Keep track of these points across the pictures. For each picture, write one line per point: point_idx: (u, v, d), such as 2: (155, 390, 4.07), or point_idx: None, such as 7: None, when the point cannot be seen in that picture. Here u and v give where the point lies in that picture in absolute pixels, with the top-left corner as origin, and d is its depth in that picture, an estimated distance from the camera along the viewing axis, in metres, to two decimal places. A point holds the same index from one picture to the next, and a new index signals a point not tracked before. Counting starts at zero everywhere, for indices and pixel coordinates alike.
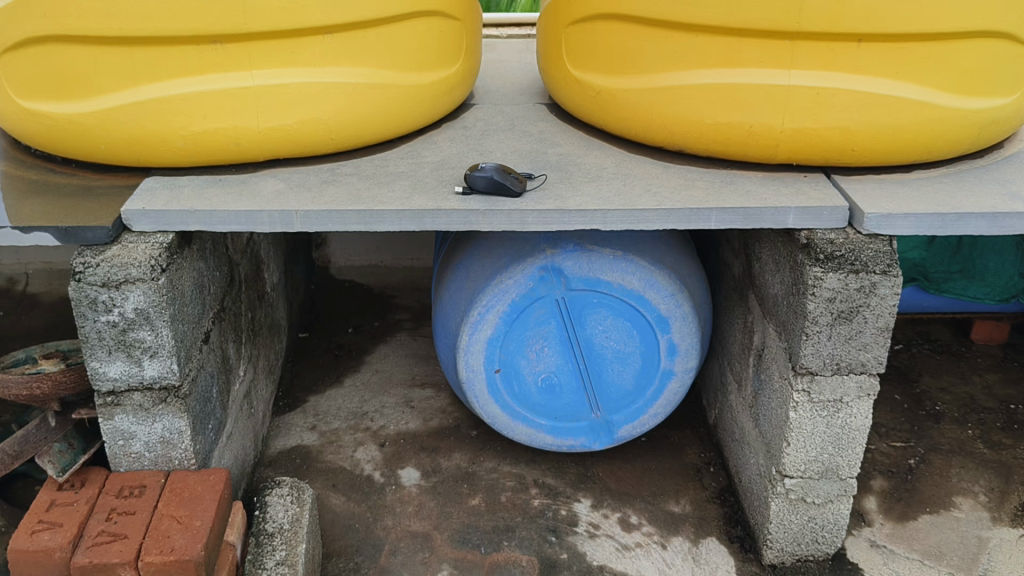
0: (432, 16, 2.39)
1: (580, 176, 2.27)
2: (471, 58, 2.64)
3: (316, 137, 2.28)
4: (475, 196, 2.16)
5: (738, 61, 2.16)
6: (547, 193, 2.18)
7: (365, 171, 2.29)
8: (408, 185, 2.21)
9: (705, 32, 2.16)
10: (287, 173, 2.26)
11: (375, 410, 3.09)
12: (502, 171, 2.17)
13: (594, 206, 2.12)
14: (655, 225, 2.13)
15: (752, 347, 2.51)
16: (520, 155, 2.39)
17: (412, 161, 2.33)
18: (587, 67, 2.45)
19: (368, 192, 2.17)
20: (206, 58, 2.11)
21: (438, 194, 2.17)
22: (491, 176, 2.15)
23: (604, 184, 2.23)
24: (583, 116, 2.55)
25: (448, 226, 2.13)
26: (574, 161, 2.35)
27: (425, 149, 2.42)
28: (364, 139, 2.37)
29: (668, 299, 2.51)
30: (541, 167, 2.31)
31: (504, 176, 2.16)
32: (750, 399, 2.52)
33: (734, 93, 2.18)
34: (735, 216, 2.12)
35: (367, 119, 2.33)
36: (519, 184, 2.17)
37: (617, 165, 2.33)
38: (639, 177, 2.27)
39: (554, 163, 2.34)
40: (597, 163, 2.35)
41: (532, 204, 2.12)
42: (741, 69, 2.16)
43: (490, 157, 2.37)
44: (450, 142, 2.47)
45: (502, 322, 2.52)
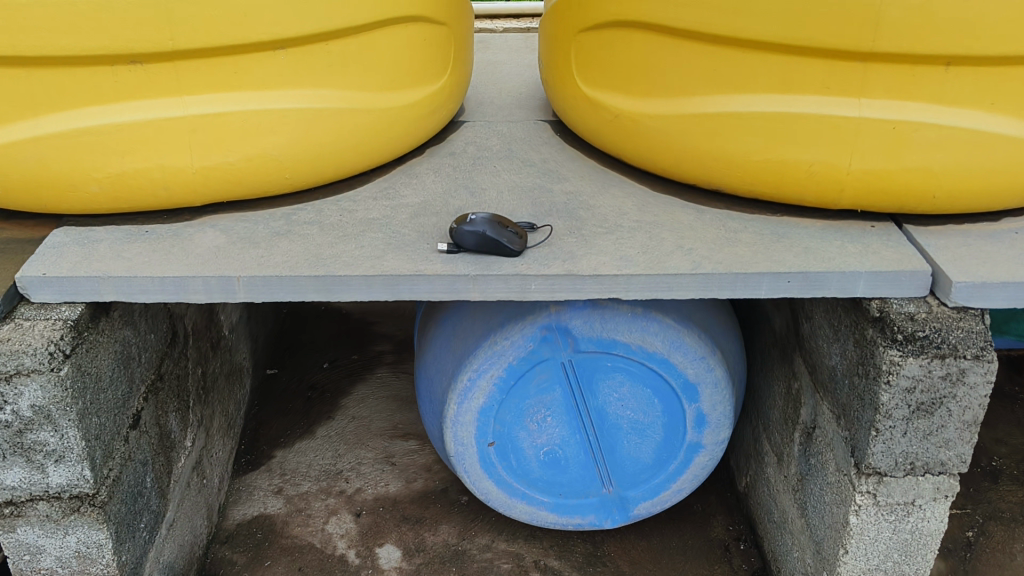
0: (412, 22, 1.94)
1: (594, 226, 1.84)
2: (462, 67, 2.20)
3: (268, 176, 1.84)
4: (463, 256, 1.73)
5: (795, 85, 1.72)
6: (555, 251, 1.75)
7: (328, 220, 1.85)
8: (381, 241, 1.78)
9: (754, 49, 1.72)
10: (231, 224, 1.83)
11: (350, 468, 2.67)
12: (500, 224, 1.74)
13: (614, 270, 1.69)
14: (691, 293, 1.70)
15: (797, 421, 2.12)
16: (519, 195, 1.96)
17: (386, 205, 1.90)
18: (603, 84, 2.01)
19: (331, 251, 1.74)
20: (123, 82, 1.66)
21: (418, 253, 1.74)
22: (484, 231, 1.72)
23: (625, 238, 1.80)
24: (596, 141, 2.11)
25: (430, 294, 1.69)
26: (586, 205, 1.92)
27: (403, 186, 1.98)
28: (328, 175, 1.93)
29: (698, 362, 2.10)
30: (545, 214, 1.88)
31: (502, 230, 1.73)
32: (794, 482, 2.12)
33: (788, 125, 1.75)
34: (792, 281, 1.69)
35: (331, 152, 1.89)
36: (519, 241, 1.73)
37: (639, 210, 1.90)
38: (667, 227, 1.84)
39: (561, 208, 1.91)
40: (614, 206, 1.91)
41: (537, 268, 1.69)
42: (797, 97, 1.73)
43: (483, 198, 1.94)
44: (434, 176, 2.03)
45: (497, 390, 2.12)
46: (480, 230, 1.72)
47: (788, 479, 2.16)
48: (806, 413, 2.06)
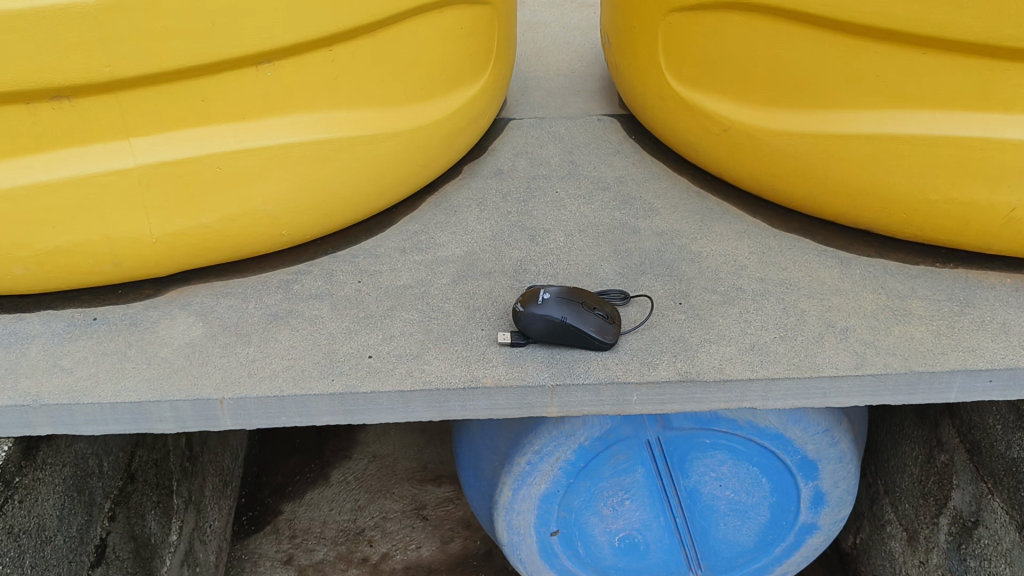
0: (447, 10, 1.41)
1: (704, 292, 1.35)
2: (504, 54, 1.68)
3: (258, 235, 1.35)
4: (533, 352, 1.25)
5: (1001, 100, 1.20)
6: (659, 340, 1.27)
7: (343, 290, 1.36)
8: (416, 327, 1.29)
9: (940, 51, 1.19)
10: (211, 304, 1.34)
11: (373, 526, 2.24)
12: (585, 305, 1.25)
13: (746, 371, 1.21)
14: (850, 398, 1.23)
15: (947, 503, 1.69)
16: (595, 238, 1.46)
17: (421, 264, 1.41)
18: (701, 84, 1.48)
19: (348, 349, 1.25)
20: (45, 125, 1.16)
21: (470, 348, 1.25)
22: (565, 316, 1.23)
23: (751, 311, 1.31)
24: (688, 154, 1.61)
25: (490, 410, 1.22)
26: (687, 254, 1.43)
27: (439, 229, 1.49)
28: (341, 222, 1.44)
29: (820, 437, 1.63)
30: (635, 273, 1.39)
31: (590, 316, 1.24)
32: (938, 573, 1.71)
33: (985, 156, 1.24)
34: (993, 379, 1.22)
35: (340, 195, 1.39)
36: (613, 328, 1.25)
37: (760, 263, 1.41)
38: (804, 290, 1.35)
39: (655, 260, 1.42)
40: (725, 256, 1.42)
41: (638, 371, 1.21)
42: (1001, 117, 1.22)
43: (548, 247, 1.45)
44: (478, 210, 1.53)
45: (563, 475, 1.66)
46: (559, 315, 1.23)
47: (928, 565, 1.74)
48: (962, 493, 1.63)
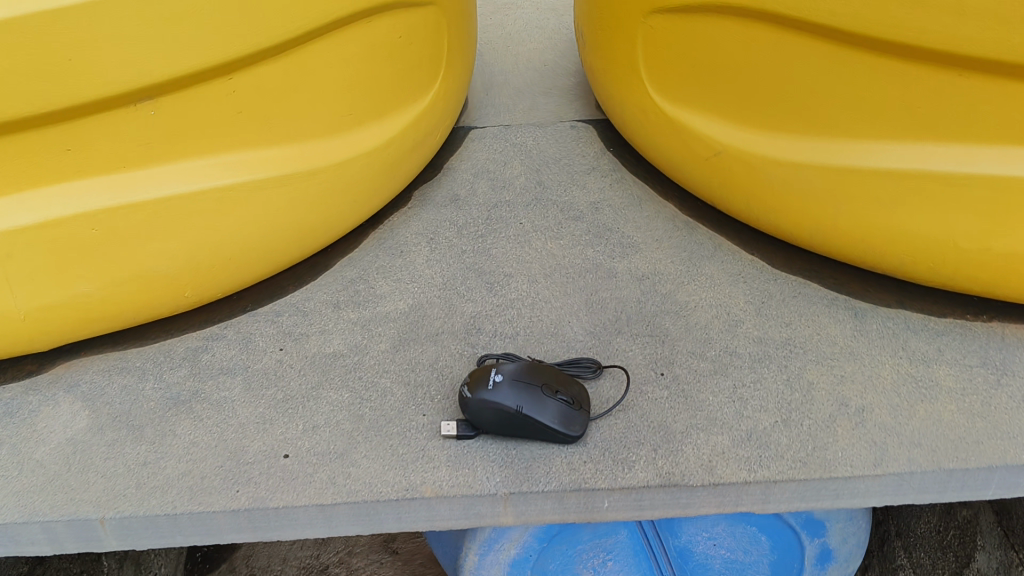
0: (380, 19, 1.16)
1: (691, 359, 1.13)
2: (460, 57, 1.44)
3: (157, 300, 1.13)
4: (484, 448, 1.03)
5: None
6: (636, 428, 1.05)
7: (261, 362, 1.15)
8: (345, 413, 1.08)
9: (982, 77, 0.95)
10: (103, 385, 1.13)
11: (337, 563, 2.04)
12: (545, 389, 1.03)
13: (740, 471, 1.00)
14: (865, 500, 1.02)
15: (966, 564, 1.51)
16: (563, 286, 1.24)
17: (355, 324, 1.19)
18: (690, 99, 1.25)
19: (260, 447, 1.04)
20: None
21: (407, 443, 1.04)
22: (522, 406, 1.01)
23: (747, 385, 1.10)
24: (675, 175, 1.38)
25: (431, 522, 1.01)
26: (673, 306, 1.21)
27: (381, 275, 1.26)
28: (261, 273, 1.22)
29: None
30: (610, 333, 1.17)
31: (552, 402, 1.02)
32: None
33: None
34: None
35: (254, 246, 1.16)
36: (580, 416, 1.03)
37: (759, 317, 1.19)
38: (810, 356, 1.13)
39: (634, 313, 1.19)
40: (717, 309, 1.20)
41: (611, 474, 1.00)
42: None
43: (507, 296, 1.22)
44: (427, 250, 1.30)
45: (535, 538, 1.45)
46: (515, 405, 1.01)
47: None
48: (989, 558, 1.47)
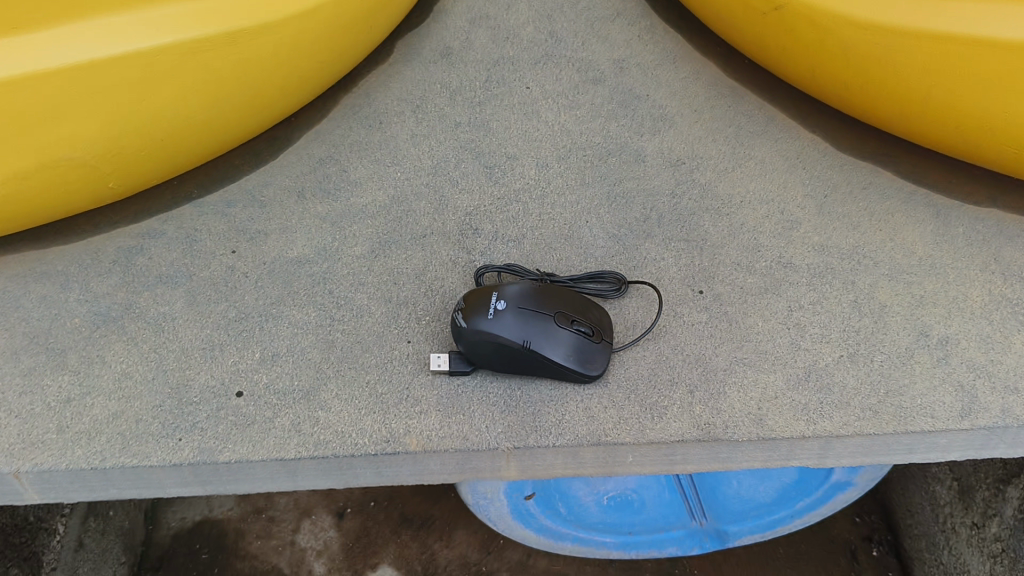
0: None
1: (736, 272, 0.93)
2: None
3: (74, 191, 0.90)
4: (482, 387, 0.85)
5: None
6: (667, 363, 0.86)
7: (211, 268, 0.94)
8: (312, 339, 0.88)
9: None
10: (16, 296, 0.92)
11: None
12: (557, 318, 0.83)
13: (796, 424, 0.82)
14: (943, 454, 0.85)
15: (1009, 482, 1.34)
16: (579, 174, 1.01)
17: (326, 221, 0.97)
18: None
19: (207, 382, 0.85)
20: None
21: (388, 380, 0.85)
22: (530, 340, 0.81)
23: (805, 308, 0.90)
24: (718, 26, 1.12)
25: (418, 477, 0.83)
26: (713, 202, 0.99)
27: (357, 155, 1.04)
28: (206, 152, 0.98)
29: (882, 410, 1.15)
30: (636, 236, 0.96)
31: (566, 334, 0.82)
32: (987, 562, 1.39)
33: None
34: None
35: (196, 123, 0.93)
36: (599, 349, 0.84)
37: (819, 217, 0.97)
38: (881, 270, 0.93)
39: (665, 211, 0.98)
40: (767, 205, 0.98)
41: (637, 425, 0.82)
42: None
43: (511, 186, 1.00)
44: (414, 123, 1.07)
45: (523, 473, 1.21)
46: (520, 338, 0.81)
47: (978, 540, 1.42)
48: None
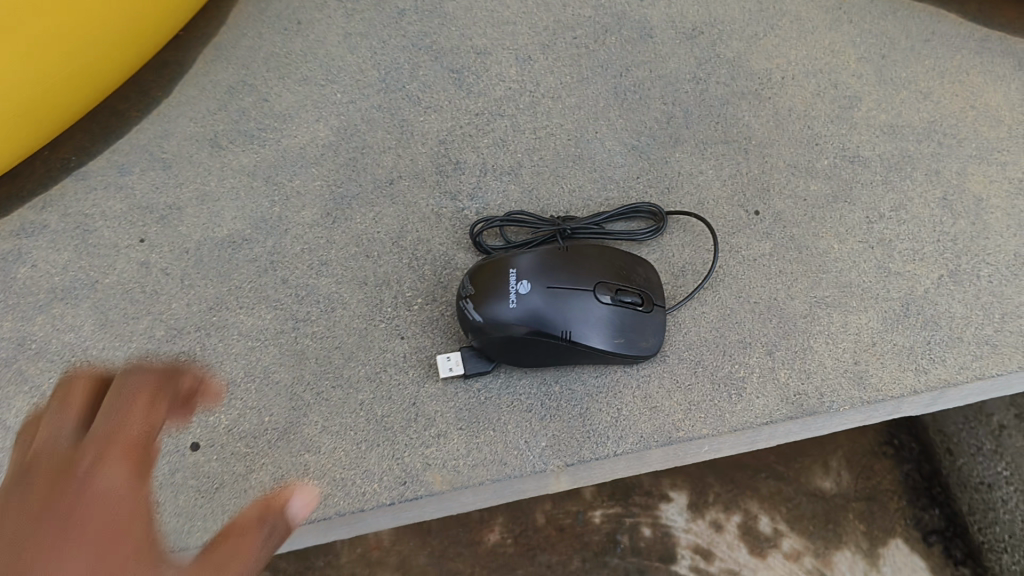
0: None
1: (794, 179, 0.73)
2: None
3: None
4: (509, 389, 0.66)
5: None
6: (733, 318, 0.68)
7: (120, 263, 0.70)
8: (273, 351, 0.66)
9: None
10: None
11: None
12: (598, 292, 0.62)
13: (904, 375, 0.66)
14: None
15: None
16: (574, 67, 0.79)
17: (258, 176, 0.73)
18: None
19: None
20: None
21: (386, 397, 0.65)
22: (570, 331, 0.61)
23: (886, 218, 0.72)
24: None
25: (444, 511, 0.65)
26: (748, 83, 0.78)
27: (279, 74, 0.78)
28: (78, 107, 0.72)
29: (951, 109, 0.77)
30: (661, 144, 0.75)
31: (611, 312, 0.63)
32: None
33: None
34: None
35: (59, 77, 0.67)
36: (653, 320, 0.65)
37: (881, 88, 0.77)
38: (966, 152, 0.74)
39: (691, 103, 0.77)
40: (815, 79, 0.78)
41: (712, 410, 0.65)
42: None
43: (491, 95, 0.77)
44: (344, 20, 0.82)
45: None
46: (557, 330, 0.61)
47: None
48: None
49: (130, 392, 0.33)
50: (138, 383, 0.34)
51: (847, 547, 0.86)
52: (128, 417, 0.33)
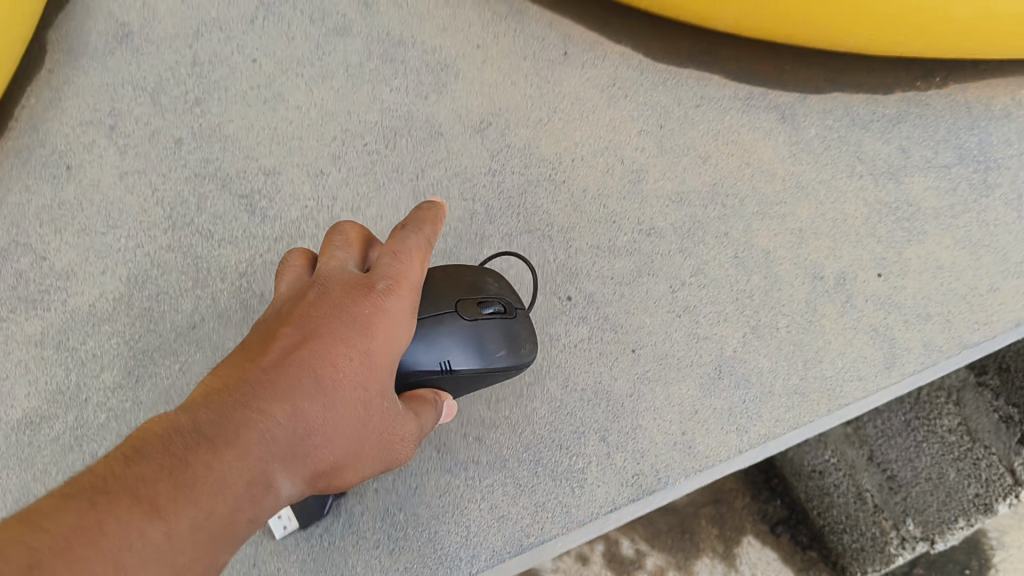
0: None
1: (599, 260, 0.75)
2: None
3: None
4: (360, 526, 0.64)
5: None
6: (564, 410, 0.69)
7: None
8: None
9: None
10: None
11: None
12: (465, 310, 0.55)
13: (727, 438, 0.69)
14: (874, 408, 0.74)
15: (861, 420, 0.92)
16: (368, 174, 0.78)
17: (46, 344, 0.68)
18: None
19: None
20: None
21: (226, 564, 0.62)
22: (453, 356, 0.53)
23: (689, 284, 0.75)
24: None
25: None
26: (541, 169, 0.79)
27: (56, 227, 0.73)
28: None
29: (734, 168, 0.80)
30: (468, 244, 0.75)
31: (485, 326, 0.55)
32: (957, 438, 0.88)
33: None
34: None
35: None
36: (523, 327, 0.58)
37: (663, 158, 0.81)
38: (749, 210, 0.78)
39: (490, 198, 0.78)
40: (602, 157, 0.80)
41: (558, 506, 0.66)
42: None
43: (287, 218, 0.75)
44: (117, 158, 0.77)
45: None
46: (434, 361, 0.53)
47: (993, 406, 0.88)
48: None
49: (416, 249, 0.50)
50: (416, 247, 0.50)
51: (706, 554, 0.94)
52: (409, 267, 0.48)
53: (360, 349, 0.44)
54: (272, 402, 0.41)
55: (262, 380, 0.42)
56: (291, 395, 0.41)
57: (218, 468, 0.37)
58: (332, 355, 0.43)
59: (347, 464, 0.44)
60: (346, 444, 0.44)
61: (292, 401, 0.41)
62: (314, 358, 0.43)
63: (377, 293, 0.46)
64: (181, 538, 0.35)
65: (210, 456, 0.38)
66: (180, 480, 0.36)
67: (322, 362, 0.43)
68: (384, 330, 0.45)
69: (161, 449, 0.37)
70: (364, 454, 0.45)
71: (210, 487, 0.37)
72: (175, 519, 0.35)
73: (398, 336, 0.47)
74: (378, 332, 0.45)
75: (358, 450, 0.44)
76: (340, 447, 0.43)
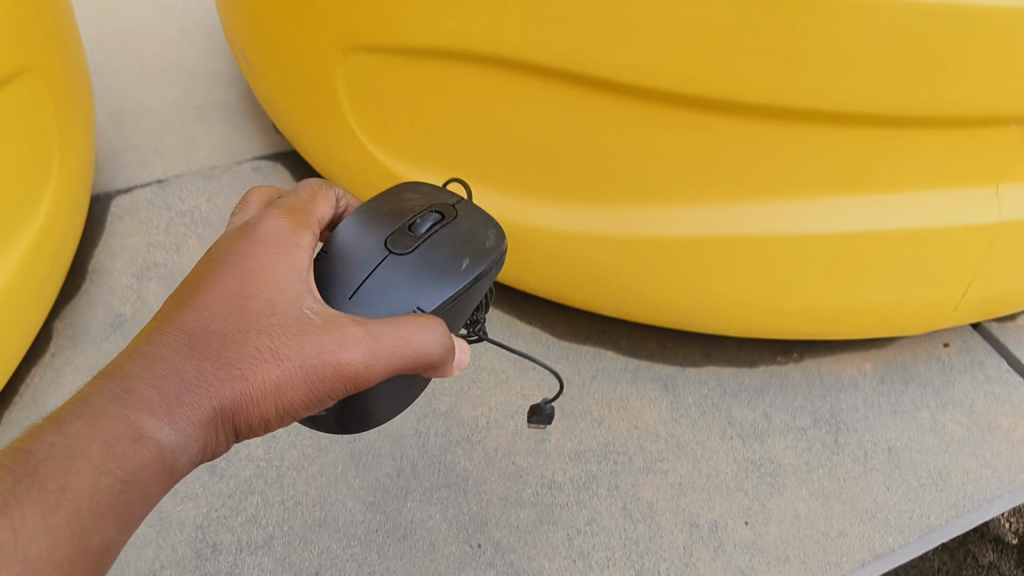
0: None
1: (506, 509, 0.88)
2: (84, 128, 1.01)
3: None
4: None
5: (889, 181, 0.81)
6: None
7: None
8: None
9: (812, 125, 0.76)
10: None
11: None
12: (417, 240, 0.64)
13: None
14: None
15: None
16: (314, 437, 0.93)
17: None
18: (426, 161, 0.96)
19: None
20: None
21: None
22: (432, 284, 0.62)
23: (582, 531, 0.87)
24: None
25: None
26: (461, 431, 0.94)
27: None
28: None
29: (622, 429, 0.95)
30: (394, 496, 0.88)
31: (438, 243, 0.64)
32: None
33: (862, 253, 0.87)
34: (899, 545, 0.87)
35: None
36: (467, 219, 0.68)
37: (564, 421, 0.96)
38: (636, 466, 0.92)
39: (417, 458, 0.92)
40: (512, 421, 0.96)
41: None
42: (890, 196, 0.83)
43: (241, 475, 0.89)
44: None
45: None
46: (420, 281, 0.62)
47: None
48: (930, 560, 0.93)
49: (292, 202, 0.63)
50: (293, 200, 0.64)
51: None
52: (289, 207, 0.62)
53: (227, 289, 0.55)
54: (131, 365, 0.52)
55: (135, 348, 0.53)
56: (155, 349, 0.52)
57: (61, 444, 0.48)
58: (198, 312, 0.54)
59: (246, 396, 0.53)
60: (230, 378, 0.53)
61: (156, 357, 0.52)
62: (180, 316, 0.54)
63: (248, 239, 0.59)
64: (31, 526, 0.46)
65: (59, 436, 0.48)
66: (22, 470, 0.47)
67: (193, 313, 0.54)
68: (252, 272, 0.56)
69: (14, 446, 0.48)
70: (264, 381, 0.53)
71: (63, 462, 0.48)
72: (18, 511, 0.46)
73: (273, 267, 0.57)
74: (251, 264, 0.57)
75: (255, 378, 0.53)
76: (223, 379, 0.53)
